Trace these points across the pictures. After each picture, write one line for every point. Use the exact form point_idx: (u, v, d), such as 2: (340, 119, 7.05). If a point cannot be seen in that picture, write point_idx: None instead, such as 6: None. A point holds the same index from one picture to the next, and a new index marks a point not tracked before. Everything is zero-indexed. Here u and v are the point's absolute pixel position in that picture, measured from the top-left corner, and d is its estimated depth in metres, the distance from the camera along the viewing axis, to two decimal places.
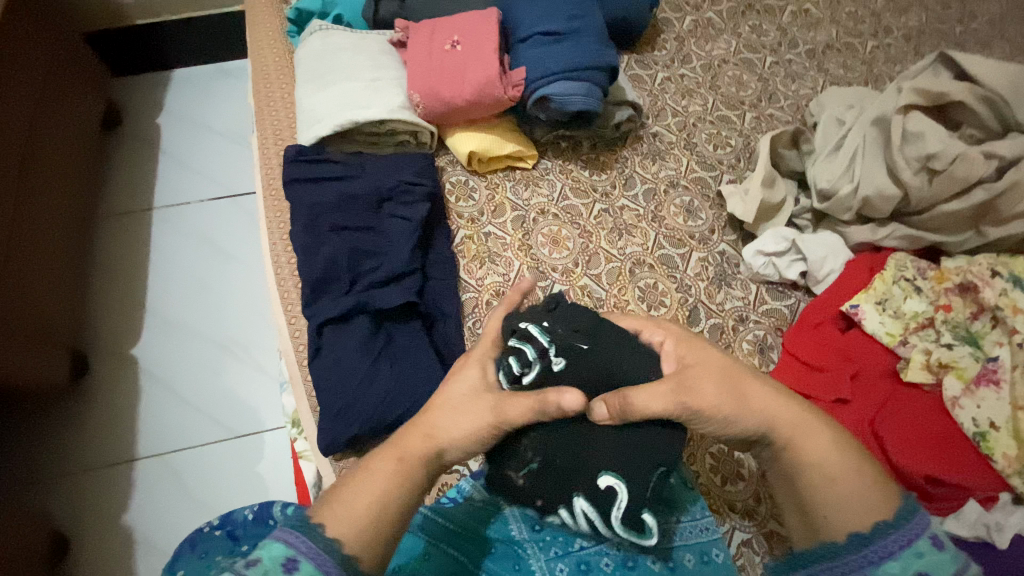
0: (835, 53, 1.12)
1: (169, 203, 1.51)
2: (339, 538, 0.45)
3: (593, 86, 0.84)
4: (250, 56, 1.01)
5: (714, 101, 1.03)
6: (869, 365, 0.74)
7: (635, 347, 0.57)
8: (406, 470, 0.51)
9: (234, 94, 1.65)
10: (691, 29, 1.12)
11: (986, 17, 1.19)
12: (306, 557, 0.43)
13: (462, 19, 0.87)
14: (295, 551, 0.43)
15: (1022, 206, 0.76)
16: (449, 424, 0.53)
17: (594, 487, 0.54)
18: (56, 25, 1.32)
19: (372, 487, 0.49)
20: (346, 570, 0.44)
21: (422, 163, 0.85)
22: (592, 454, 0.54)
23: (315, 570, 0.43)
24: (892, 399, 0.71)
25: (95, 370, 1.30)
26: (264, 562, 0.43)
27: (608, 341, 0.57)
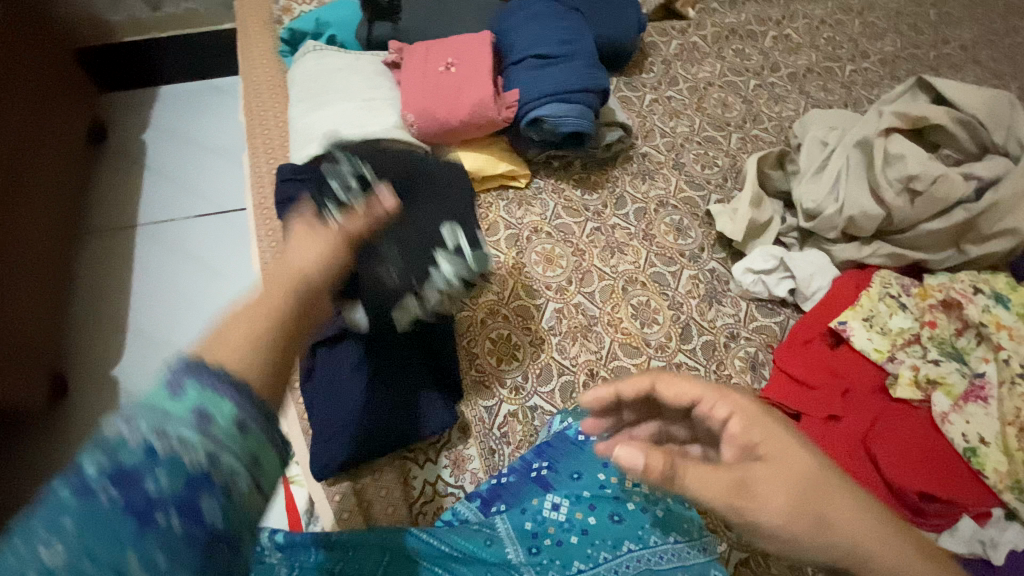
0: (816, 76, 1.16)
1: (155, 220, 1.49)
2: (217, 353, 0.36)
3: (585, 108, 0.86)
4: (242, 75, 1.02)
5: (701, 122, 1.05)
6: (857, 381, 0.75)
7: (437, 179, 0.77)
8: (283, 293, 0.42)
9: (224, 111, 1.65)
10: (677, 53, 1.15)
11: (958, 43, 1.24)
12: (190, 373, 0.35)
13: (457, 42, 0.89)
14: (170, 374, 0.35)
15: (1001, 225, 0.78)
16: (301, 254, 0.46)
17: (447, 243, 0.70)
18: (47, 42, 1.31)
19: (241, 320, 0.39)
20: (232, 379, 0.35)
21: None
22: (433, 227, 0.70)
23: (206, 386, 0.35)
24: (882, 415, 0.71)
25: (75, 391, 1.27)
26: (142, 404, 0.34)
27: (415, 178, 0.76)
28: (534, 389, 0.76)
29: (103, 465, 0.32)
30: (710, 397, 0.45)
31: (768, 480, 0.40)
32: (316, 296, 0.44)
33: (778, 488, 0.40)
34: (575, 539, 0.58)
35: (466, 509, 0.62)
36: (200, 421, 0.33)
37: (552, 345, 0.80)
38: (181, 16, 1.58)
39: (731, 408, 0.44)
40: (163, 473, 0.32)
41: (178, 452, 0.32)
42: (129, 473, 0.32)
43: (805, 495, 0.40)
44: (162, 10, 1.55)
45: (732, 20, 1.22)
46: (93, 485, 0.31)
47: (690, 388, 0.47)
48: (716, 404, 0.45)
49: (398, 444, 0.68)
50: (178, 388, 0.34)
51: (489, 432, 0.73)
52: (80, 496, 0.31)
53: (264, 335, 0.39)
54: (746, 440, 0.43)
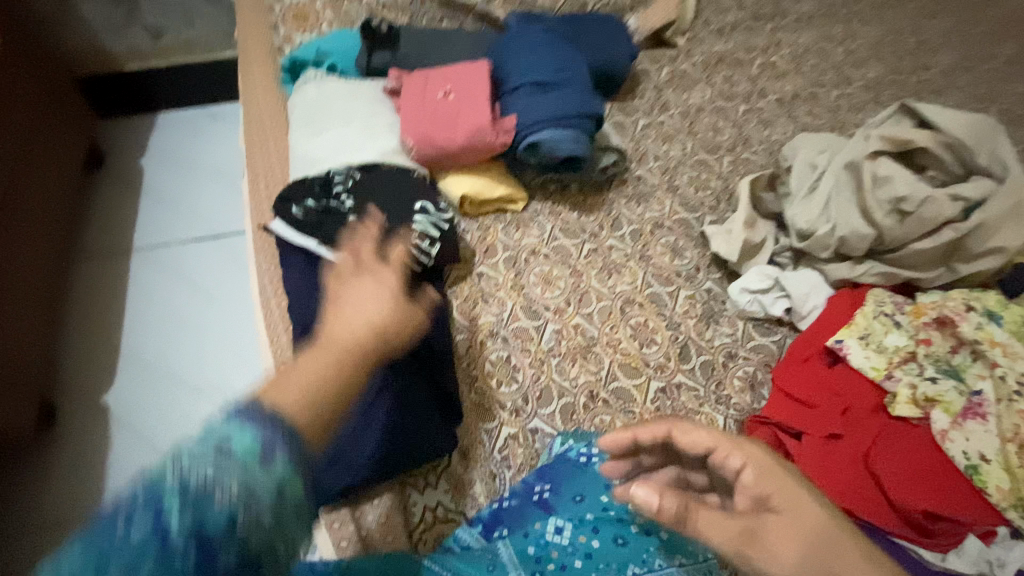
0: (803, 102, 1.19)
1: (150, 244, 1.49)
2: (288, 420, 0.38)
3: (580, 133, 0.88)
4: (243, 103, 1.04)
5: (693, 146, 1.08)
6: (856, 400, 0.75)
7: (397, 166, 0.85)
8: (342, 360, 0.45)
9: (221, 137, 1.67)
10: (668, 79, 1.19)
11: (939, 69, 1.29)
12: (282, 444, 0.36)
13: (455, 70, 0.91)
14: (262, 438, 0.35)
15: (990, 243, 0.80)
16: (362, 310, 0.50)
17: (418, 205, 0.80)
18: (45, 70, 1.32)
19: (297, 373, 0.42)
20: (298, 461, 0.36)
21: None
22: (403, 195, 0.80)
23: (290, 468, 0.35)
24: (882, 433, 0.71)
25: (64, 419, 1.24)
26: (228, 455, 0.34)
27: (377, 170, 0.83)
28: (534, 411, 0.76)
29: (187, 506, 0.32)
30: (723, 448, 0.51)
31: (779, 528, 0.45)
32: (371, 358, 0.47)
33: (790, 538, 0.44)
34: (579, 564, 0.55)
35: (467, 535, 0.60)
36: (278, 496, 0.34)
37: (552, 366, 0.80)
38: (179, 45, 1.61)
39: (744, 460, 0.50)
40: (219, 519, 0.32)
41: (244, 506, 0.33)
42: (208, 539, 0.32)
43: (817, 546, 0.44)
44: (162, 38, 1.60)
45: (720, 48, 1.26)
46: (175, 539, 0.32)
47: (703, 438, 0.52)
48: (730, 455, 0.50)
49: (398, 469, 0.67)
50: (269, 460, 0.35)
51: (490, 455, 0.72)
52: (154, 530, 0.31)
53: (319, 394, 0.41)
54: (759, 491, 0.48)
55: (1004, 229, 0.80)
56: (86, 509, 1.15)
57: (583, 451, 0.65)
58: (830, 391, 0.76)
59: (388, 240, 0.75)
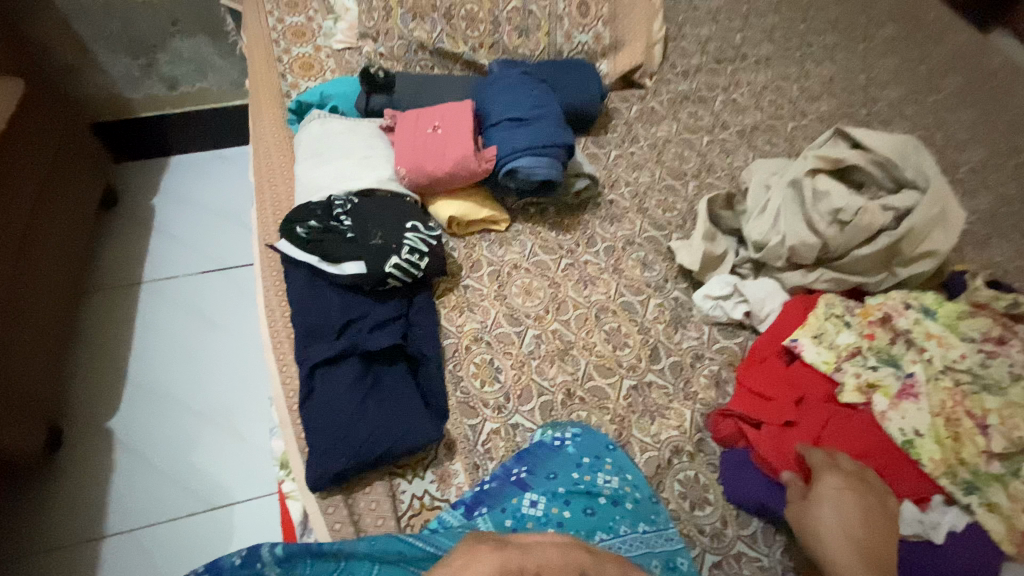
0: (761, 133, 1.32)
1: (159, 277, 1.58)
2: None
3: (555, 160, 0.99)
4: (254, 142, 1.15)
5: (661, 173, 1.19)
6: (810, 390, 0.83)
7: (391, 194, 0.95)
8: None
9: (229, 176, 1.79)
10: (638, 116, 1.31)
11: (886, 101, 1.42)
12: None
13: (442, 108, 1.03)
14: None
15: (921, 247, 0.89)
16: None
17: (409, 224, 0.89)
18: (65, 121, 1.45)
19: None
20: None
21: None
22: (395, 215, 0.90)
23: None
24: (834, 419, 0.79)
25: (70, 442, 1.29)
26: None
27: (373, 196, 0.94)
28: (515, 409, 0.83)
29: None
30: None
31: None
32: None
33: None
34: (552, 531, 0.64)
35: (450, 517, 0.66)
36: None
37: (532, 368, 0.87)
38: (193, 94, 1.74)
39: None
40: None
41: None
42: None
43: None
44: (176, 88, 1.72)
45: (685, 88, 1.40)
46: None
47: None
48: None
49: (387, 457, 0.73)
50: None
51: (474, 448, 0.79)
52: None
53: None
54: None
55: (934, 233, 0.90)
56: (87, 529, 1.19)
57: (555, 436, 0.73)
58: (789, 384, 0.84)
59: (381, 255, 0.84)
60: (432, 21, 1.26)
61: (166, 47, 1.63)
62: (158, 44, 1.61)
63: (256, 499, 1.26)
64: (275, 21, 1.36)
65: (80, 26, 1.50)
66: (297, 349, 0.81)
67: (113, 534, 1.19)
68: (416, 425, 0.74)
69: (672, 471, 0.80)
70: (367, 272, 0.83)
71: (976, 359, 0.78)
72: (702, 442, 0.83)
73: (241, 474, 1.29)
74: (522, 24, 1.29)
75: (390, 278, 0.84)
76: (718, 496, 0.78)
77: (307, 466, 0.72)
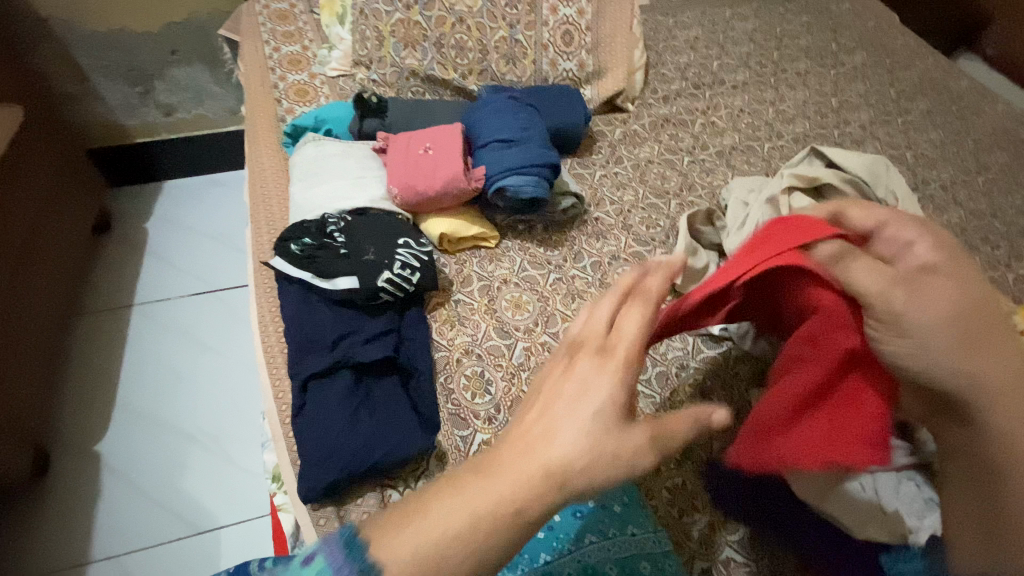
0: (739, 153, 1.37)
1: (151, 299, 1.58)
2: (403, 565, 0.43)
3: (541, 179, 1.03)
4: (250, 164, 1.19)
5: (644, 192, 1.23)
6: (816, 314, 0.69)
7: (385, 212, 0.99)
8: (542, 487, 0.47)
9: (223, 199, 1.82)
10: (621, 138, 1.37)
11: (858, 123, 1.49)
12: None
13: (433, 131, 1.07)
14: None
15: None
16: (564, 442, 0.49)
17: (402, 240, 0.92)
18: (63, 147, 1.48)
19: (445, 516, 0.45)
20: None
21: None
22: (389, 232, 0.93)
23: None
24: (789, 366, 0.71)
25: (56, 466, 1.28)
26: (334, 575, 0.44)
27: (368, 213, 0.97)
28: (506, 420, 0.84)
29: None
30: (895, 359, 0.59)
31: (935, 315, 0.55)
32: (551, 494, 0.47)
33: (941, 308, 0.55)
34: (541, 534, 0.65)
35: None
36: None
37: (522, 379, 0.89)
38: (189, 120, 1.78)
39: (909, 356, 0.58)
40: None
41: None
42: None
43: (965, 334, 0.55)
44: (172, 115, 1.75)
45: (665, 111, 1.46)
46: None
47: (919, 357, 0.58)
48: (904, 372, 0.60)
49: (379, 466, 0.74)
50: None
51: (465, 459, 0.80)
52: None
53: (451, 548, 0.44)
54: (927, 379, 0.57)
55: None
56: (72, 556, 1.16)
57: None
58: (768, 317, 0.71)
59: (373, 271, 0.86)
60: (423, 50, 1.32)
61: (163, 75, 1.67)
62: (156, 73, 1.65)
63: (244, 522, 1.24)
64: (271, 50, 1.41)
65: (80, 55, 1.55)
66: (290, 363, 0.82)
67: (98, 560, 1.16)
68: (407, 434, 0.76)
69: (660, 479, 0.81)
70: (360, 286, 0.86)
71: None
72: (689, 451, 0.84)
73: (230, 496, 1.27)
74: (510, 52, 1.35)
75: (383, 293, 0.87)
76: (706, 502, 0.80)
77: (301, 476, 0.73)
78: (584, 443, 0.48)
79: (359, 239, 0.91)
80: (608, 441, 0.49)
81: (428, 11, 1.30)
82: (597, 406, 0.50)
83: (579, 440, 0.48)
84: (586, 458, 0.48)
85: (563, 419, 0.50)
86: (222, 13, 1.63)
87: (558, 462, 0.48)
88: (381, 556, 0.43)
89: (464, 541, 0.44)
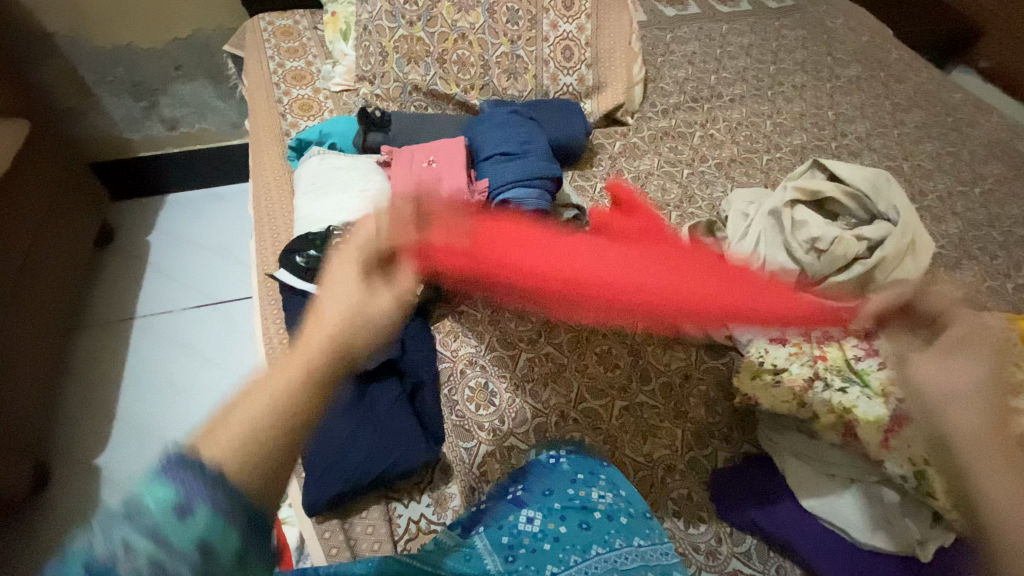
0: (739, 165, 1.38)
1: (152, 311, 1.59)
2: (220, 470, 0.43)
3: (543, 191, 1.04)
4: (256, 178, 1.20)
5: (645, 204, 1.23)
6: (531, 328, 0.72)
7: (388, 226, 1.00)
8: (318, 369, 0.48)
9: (224, 212, 1.83)
10: (621, 151, 1.38)
11: (854, 135, 1.51)
12: (198, 498, 0.42)
13: (437, 144, 1.08)
14: (198, 509, 0.41)
15: (892, 274, 0.94)
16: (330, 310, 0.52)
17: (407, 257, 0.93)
18: (66, 161, 1.49)
19: (242, 413, 0.45)
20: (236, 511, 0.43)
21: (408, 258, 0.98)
22: None
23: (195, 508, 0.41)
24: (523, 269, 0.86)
25: (57, 480, 1.27)
26: (151, 510, 0.41)
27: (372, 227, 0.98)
28: (511, 431, 0.83)
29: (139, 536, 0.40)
30: None
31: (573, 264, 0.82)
32: (344, 355, 0.51)
33: None
34: (547, 546, 0.64)
35: (448, 538, 0.67)
36: (200, 542, 0.41)
37: (526, 391, 0.87)
38: (193, 134, 1.80)
39: None
40: None
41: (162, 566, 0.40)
42: None
43: None
44: (176, 129, 1.77)
45: (664, 124, 1.47)
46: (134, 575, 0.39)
47: None
48: None
49: (384, 475, 0.75)
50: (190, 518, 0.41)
51: (469, 471, 0.80)
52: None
53: (267, 437, 0.45)
54: None
55: (904, 263, 0.95)
56: None
57: (550, 454, 0.77)
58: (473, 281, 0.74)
59: None
60: (426, 65, 1.34)
61: (168, 91, 1.69)
62: (160, 88, 1.67)
63: None
64: (275, 66, 1.43)
65: (85, 71, 1.57)
66: None
67: None
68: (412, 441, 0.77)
69: (666, 491, 0.81)
70: None
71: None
72: (694, 462, 0.84)
73: None
74: (511, 67, 1.37)
75: None
76: (713, 513, 0.79)
77: (305, 487, 0.73)
78: (351, 304, 0.53)
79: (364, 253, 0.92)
80: (361, 306, 0.53)
81: (430, 28, 1.33)
82: (352, 291, 0.54)
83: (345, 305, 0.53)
84: (391, 306, 0.55)
85: (331, 300, 0.53)
86: (226, 30, 1.65)
87: (339, 320, 0.51)
88: (205, 456, 0.43)
89: (268, 434, 0.45)
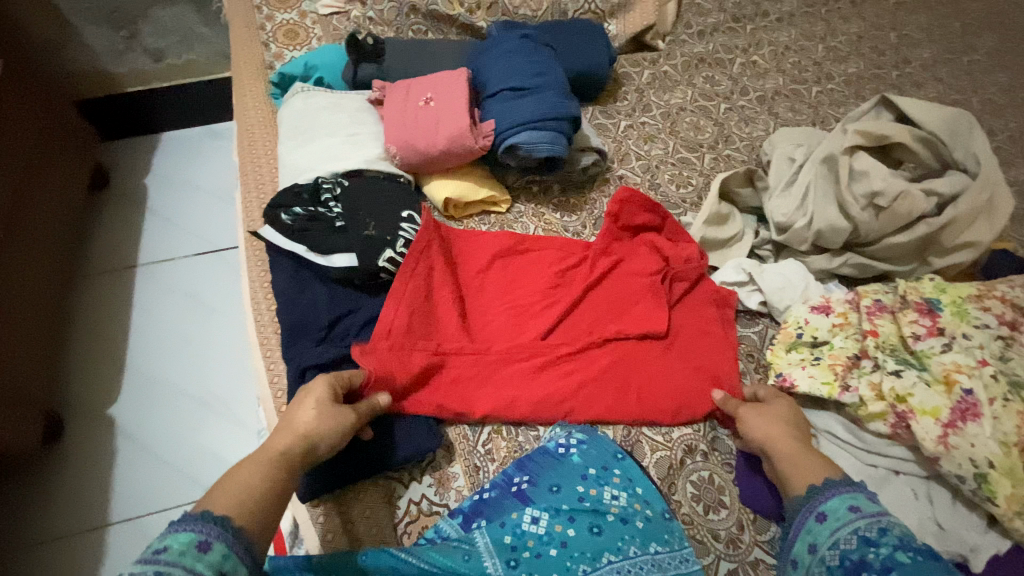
0: (784, 99, 1.20)
1: (153, 260, 1.52)
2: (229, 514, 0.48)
3: (559, 134, 0.91)
4: (239, 119, 1.08)
5: (675, 145, 1.08)
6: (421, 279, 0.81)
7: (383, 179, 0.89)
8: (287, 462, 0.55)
9: (220, 154, 1.70)
10: (649, 82, 1.20)
11: (919, 62, 1.29)
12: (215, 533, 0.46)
13: (437, 78, 0.94)
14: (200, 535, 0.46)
15: (962, 237, 0.82)
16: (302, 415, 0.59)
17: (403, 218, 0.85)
18: (51, 97, 1.38)
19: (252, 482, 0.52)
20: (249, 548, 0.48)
21: (407, 200, 0.87)
22: (392, 203, 0.85)
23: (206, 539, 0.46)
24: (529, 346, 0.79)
25: (69, 431, 1.27)
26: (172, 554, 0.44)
27: (366, 181, 0.87)
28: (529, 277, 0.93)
29: None
30: None
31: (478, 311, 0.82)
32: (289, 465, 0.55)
33: None
34: (555, 551, 0.60)
35: (448, 526, 0.62)
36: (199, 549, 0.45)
37: None
38: (180, 66, 1.65)
39: None
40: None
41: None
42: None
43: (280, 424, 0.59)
44: (162, 61, 1.63)
45: (700, 49, 1.27)
46: None
47: None
48: None
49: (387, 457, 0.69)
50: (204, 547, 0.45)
51: (473, 450, 0.73)
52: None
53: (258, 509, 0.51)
54: None
55: (977, 224, 0.82)
56: (94, 518, 1.18)
57: (560, 443, 0.69)
58: (477, 281, 0.85)
59: (375, 248, 0.79)
60: None
61: (149, 17, 1.54)
62: (141, 14, 1.53)
63: None
64: None
65: None
66: (284, 345, 0.76)
67: (118, 522, 1.17)
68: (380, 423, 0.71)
69: (685, 472, 0.73)
70: (358, 264, 0.78)
71: (996, 351, 0.69)
72: (716, 441, 0.76)
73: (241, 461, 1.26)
74: None
75: (383, 272, 0.80)
76: (734, 498, 0.72)
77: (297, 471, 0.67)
78: (318, 417, 0.59)
79: (359, 211, 0.83)
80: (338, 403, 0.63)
81: None
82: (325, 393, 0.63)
83: (313, 420, 0.59)
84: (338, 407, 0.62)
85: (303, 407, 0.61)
86: None
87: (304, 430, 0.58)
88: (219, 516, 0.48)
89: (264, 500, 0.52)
